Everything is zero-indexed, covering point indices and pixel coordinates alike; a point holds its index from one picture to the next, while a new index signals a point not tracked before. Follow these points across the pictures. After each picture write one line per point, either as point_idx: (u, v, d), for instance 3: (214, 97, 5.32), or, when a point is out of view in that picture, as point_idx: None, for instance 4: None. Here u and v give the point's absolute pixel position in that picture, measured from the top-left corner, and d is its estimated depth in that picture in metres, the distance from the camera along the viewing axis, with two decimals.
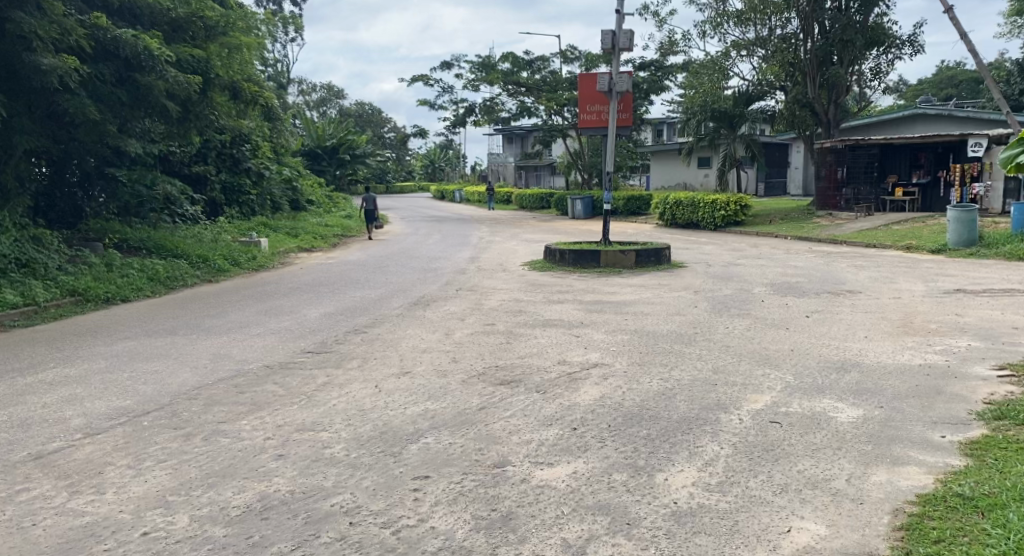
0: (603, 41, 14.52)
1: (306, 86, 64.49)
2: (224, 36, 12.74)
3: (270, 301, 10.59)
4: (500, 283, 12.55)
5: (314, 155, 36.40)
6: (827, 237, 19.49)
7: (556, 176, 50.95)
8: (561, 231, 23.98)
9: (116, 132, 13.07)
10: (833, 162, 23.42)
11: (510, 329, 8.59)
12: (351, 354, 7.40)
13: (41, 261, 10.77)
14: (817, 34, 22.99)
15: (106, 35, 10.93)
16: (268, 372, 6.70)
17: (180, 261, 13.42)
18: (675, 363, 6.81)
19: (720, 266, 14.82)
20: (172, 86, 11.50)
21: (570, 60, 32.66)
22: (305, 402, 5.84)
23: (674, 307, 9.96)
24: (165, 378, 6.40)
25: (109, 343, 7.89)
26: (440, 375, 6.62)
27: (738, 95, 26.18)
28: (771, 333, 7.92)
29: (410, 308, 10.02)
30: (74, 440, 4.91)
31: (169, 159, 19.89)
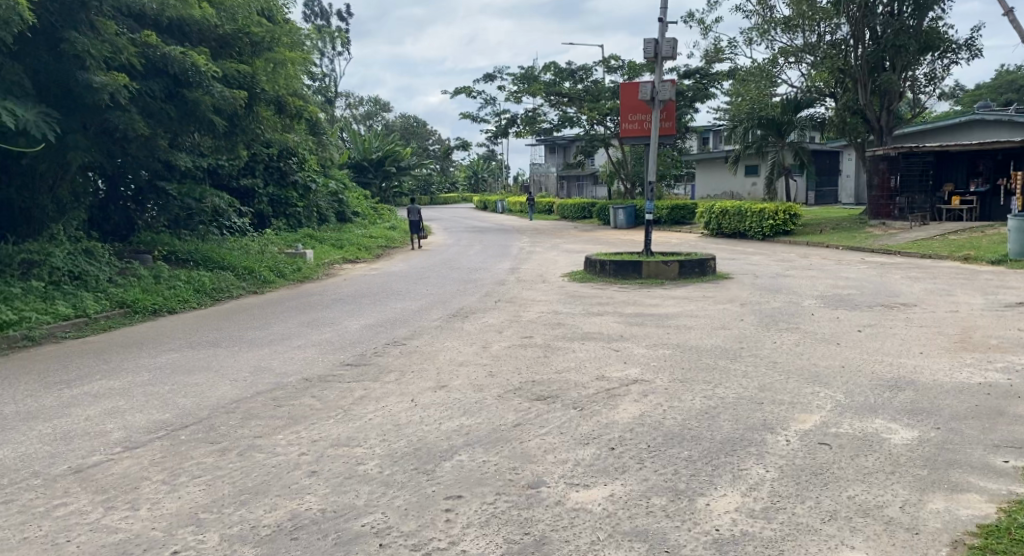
0: (646, 50, 14.35)
1: (352, 100, 65.44)
2: (269, 52, 12.94)
3: (312, 313, 10.65)
4: (541, 294, 12.44)
5: (360, 168, 36.81)
6: (880, 248, 18.92)
7: (599, 186, 50.69)
8: (604, 241, 23.76)
9: (166, 147, 13.35)
10: (885, 170, 22.59)
11: (549, 342, 8.47)
12: (389, 367, 7.37)
13: (92, 273, 11.01)
14: (869, 39, 22.47)
15: (156, 53, 11.10)
16: (306, 385, 6.70)
17: (226, 272, 13.61)
18: (719, 380, 6.60)
19: (767, 277, 14.47)
20: (219, 101, 11.70)
21: (614, 69, 32.49)
22: (341, 416, 5.80)
23: (719, 321, 9.71)
24: (206, 391, 6.43)
25: (154, 355, 8.00)
26: (477, 389, 6.53)
27: (786, 103, 25.73)
28: (821, 348, 7.65)
29: (449, 320, 9.97)
30: (113, 454, 4.94)
31: (218, 173, 20.30)
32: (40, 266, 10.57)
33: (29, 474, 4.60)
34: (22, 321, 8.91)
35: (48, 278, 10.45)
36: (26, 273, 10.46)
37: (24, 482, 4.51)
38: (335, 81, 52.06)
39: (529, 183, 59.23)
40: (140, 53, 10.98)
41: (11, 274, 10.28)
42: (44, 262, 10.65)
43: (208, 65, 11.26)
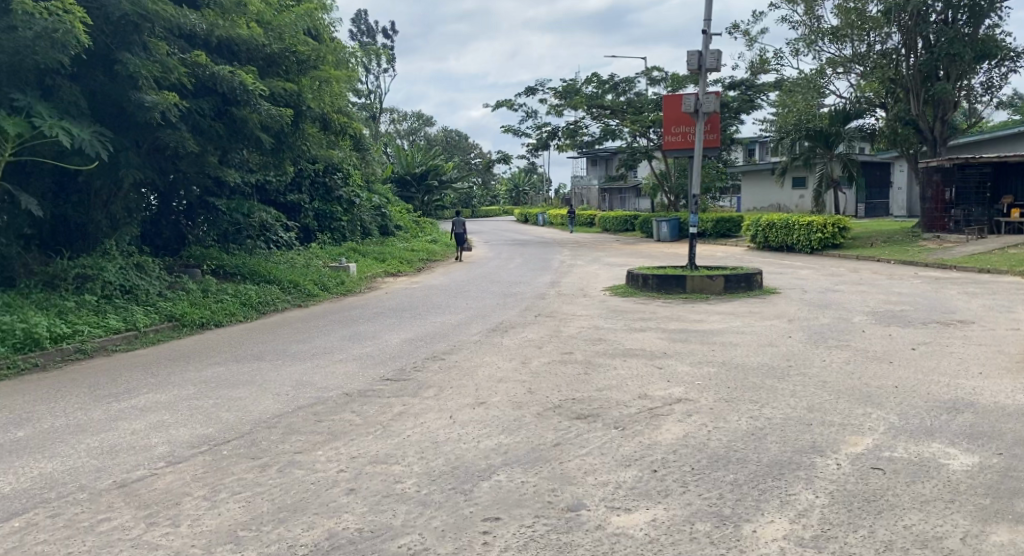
0: (690, 62, 14.21)
1: (396, 115, 66.30)
2: (315, 70, 13.11)
3: (353, 327, 10.72)
4: (582, 309, 12.33)
5: (403, 182, 37.16)
6: (934, 262, 18.37)
7: (642, 198, 50.34)
8: (647, 255, 23.54)
9: (215, 164, 13.62)
10: (940, 182, 21.89)
11: (589, 358, 8.37)
12: (429, 383, 7.34)
13: (143, 287, 11.24)
14: (921, 48, 21.96)
15: (205, 72, 11.29)
16: (346, 400, 6.71)
17: (271, 286, 13.80)
18: (765, 400, 6.42)
19: (815, 292, 14.13)
20: (266, 119, 11.90)
21: (656, 81, 32.30)
22: (380, 432, 5.78)
23: (766, 337, 9.49)
24: (248, 405, 6.48)
25: (199, 368, 8.12)
26: (516, 406, 6.45)
27: (834, 114, 25.27)
28: (873, 367, 7.41)
29: (489, 335, 9.92)
30: (157, 469, 4.99)
31: (265, 189, 20.68)
32: (94, 280, 10.85)
33: (76, 487, 4.66)
34: (75, 334, 9.13)
35: (101, 292, 10.71)
36: (80, 287, 10.74)
37: (71, 495, 4.56)
38: (379, 96, 52.76)
39: (572, 196, 59.13)
40: (190, 72, 11.21)
41: (66, 287, 10.56)
42: (97, 276, 10.91)
43: (255, 84, 11.43)
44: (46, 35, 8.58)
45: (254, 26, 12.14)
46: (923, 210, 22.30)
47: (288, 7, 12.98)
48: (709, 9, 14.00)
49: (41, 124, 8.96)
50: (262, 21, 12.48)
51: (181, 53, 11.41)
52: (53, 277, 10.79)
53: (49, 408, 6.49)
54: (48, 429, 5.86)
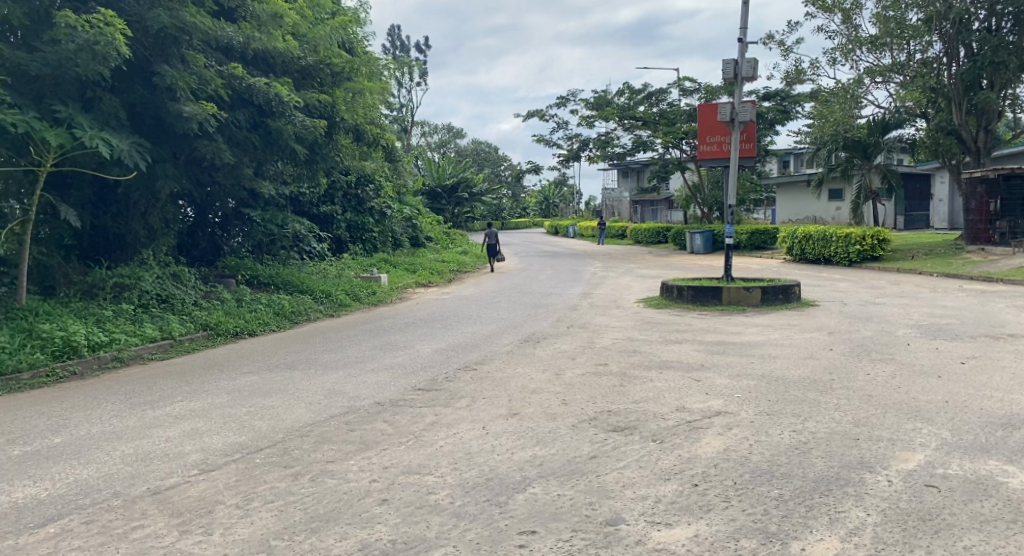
0: (725, 71, 14.04)
1: (427, 128, 66.76)
2: (349, 81, 13.18)
3: (385, 337, 10.69)
4: (616, 320, 12.17)
5: (434, 194, 37.29)
6: (980, 275, 17.89)
7: (673, 211, 49.96)
8: (680, 266, 23.28)
9: (251, 176, 13.75)
10: (984, 192, 21.64)
11: (624, 370, 8.22)
12: (461, 393, 7.25)
13: (179, 296, 11.34)
14: (963, 57, 21.53)
15: (241, 84, 11.37)
16: (378, 409, 6.65)
17: (304, 296, 13.87)
18: (809, 413, 6.24)
19: (856, 305, 13.81)
20: (300, 130, 11.99)
21: (689, 92, 32.07)
22: (413, 442, 5.70)
23: (806, 350, 9.26)
24: (280, 414, 6.44)
25: (232, 377, 8.12)
26: (550, 418, 6.34)
27: (872, 124, 24.86)
28: (921, 382, 7.17)
29: (521, 346, 9.82)
30: (190, 476, 4.95)
31: (299, 200, 20.88)
32: (131, 289, 10.96)
33: (110, 494, 4.63)
34: (112, 342, 9.20)
35: (138, 301, 10.81)
36: (117, 296, 10.84)
37: (105, 502, 4.53)
38: (411, 109, 53.12)
39: (602, 209, 58.90)
40: (227, 84, 11.32)
41: (104, 297, 10.68)
42: (134, 285, 11.02)
43: (290, 95, 11.52)
44: (87, 47, 8.70)
45: (290, 38, 12.23)
46: (967, 222, 22.04)
47: (323, 19, 13.08)
48: (745, 17, 13.84)
49: (82, 134, 9.07)
50: (297, 33, 12.58)
51: (218, 65, 11.51)
52: (91, 286, 10.92)
53: (84, 415, 6.51)
54: (83, 436, 5.86)
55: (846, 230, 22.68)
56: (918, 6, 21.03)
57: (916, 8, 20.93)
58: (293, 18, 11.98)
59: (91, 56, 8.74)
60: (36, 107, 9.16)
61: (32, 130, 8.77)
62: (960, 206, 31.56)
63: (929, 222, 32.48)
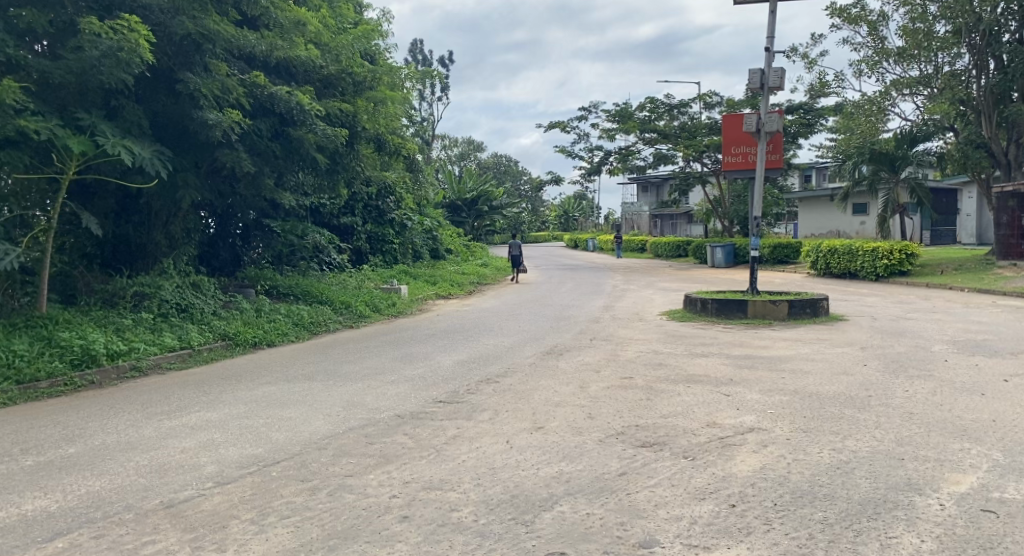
0: (751, 81, 13.82)
1: (447, 140, 66.88)
2: (371, 91, 13.10)
3: (405, 348, 10.50)
4: (640, 333, 11.92)
5: (454, 207, 37.21)
6: (1014, 291, 17.48)
7: (694, 225, 49.58)
8: (702, 280, 22.96)
9: (271, 186, 13.66)
10: (1015, 207, 21.20)
11: (651, 384, 7.98)
12: (483, 405, 7.05)
13: (198, 306, 11.22)
14: (993, 69, 21.25)
15: (263, 93, 11.28)
16: (398, 422, 6.45)
17: (324, 306, 13.76)
18: (848, 432, 6.02)
19: (886, 320, 13.49)
20: (321, 139, 11.90)
21: (712, 106, 31.81)
22: (434, 456, 5.50)
23: (839, 365, 8.99)
24: (298, 426, 6.25)
25: (250, 388, 7.94)
26: (576, 432, 6.11)
27: (900, 137, 24.43)
28: (964, 402, 6.92)
29: (543, 358, 9.61)
30: (205, 489, 4.77)
31: (319, 211, 20.83)
32: (151, 298, 10.87)
33: (122, 507, 4.45)
34: (132, 351, 9.08)
35: (157, 310, 10.70)
36: (137, 305, 10.75)
37: (117, 516, 4.35)
38: (432, 122, 53.18)
39: (622, 223, 58.61)
40: (249, 93, 11.24)
41: (124, 306, 10.58)
42: (154, 294, 10.92)
43: (312, 104, 11.42)
44: (111, 54, 8.62)
45: (312, 47, 12.17)
46: (998, 236, 21.58)
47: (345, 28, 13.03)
48: (772, 27, 13.63)
49: (104, 141, 8.97)
50: (319, 42, 12.51)
51: (240, 73, 11.43)
52: (111, 295, 10.83)
53: (99, 425, 6.35)
54: (97, 446, 5.68)
55: (872, 245, 22.28)
56: (946, 18, 20.71)
57: (944, 19, 20.63)
58: (315, 27, 11.91)
59: (115, 63, 8.65)
60: (59, 114, 9.09)
61: (55, 137, 8.69)
62: (989, 220, 30.73)
63: (956, 237, 31.92)
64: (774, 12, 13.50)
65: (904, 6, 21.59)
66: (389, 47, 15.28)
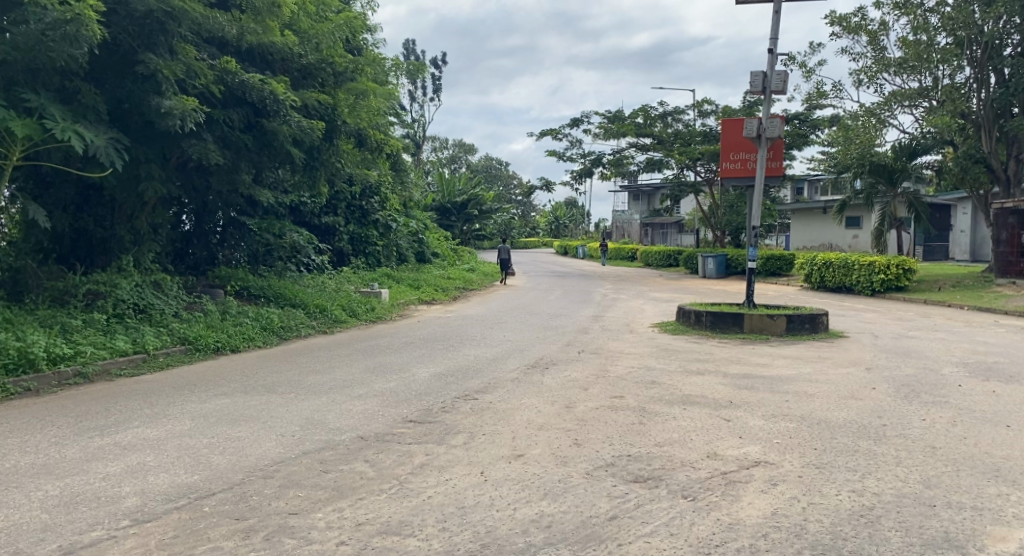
0: (753, 84, 13.18)
1: (437, 143, 66.19)
2: (352, 82, 12.34)
3: (379, 358, 9.76)
4: (630, 346, 11.21)
5: (443, 210, 36.44)
6: (1015, 310, 16.98)
7: (685, 234, 49.00)
8: (694, 291, 22.29)
9: (247, 182, 12.92)
10: (1014, 224, 20.63)
11: (643, 405, 7.27)
12: (457, 427, 6.31)
13: (158, 306, 10.43)
14: (994, 83, 20.87)
15: (233, 80, 10.50)
16: (361, 446, 5.70)
17: (296, 310, 12.98)
18: (867, 469, 5.35)
19: (888, 338, 12.85)
20: (296, 131, 11.11)
21: (706, 114, 31.27)
22: (396, 490, 4.77)
23: (846, 389, 8.31)
24: (245, 449, 5.48)
25: (202, 400, 7.17)
26: (560, 463, 5.39)
27: (898, 149, 23.81)
28: (988, 435, 6.33)
29: (527, 372, 8.89)
30: (117, 530, 4.04)
31: (300, 211, 20.20)
32: (106, 298, 10.08)
33: None
34: (77, 355, 8.30)
35: (112, 311, 9.90)
36: (90, 306, 9.95)
37: None
38: (423, 124, 52.31)
39: (612, 230, 58.06)
40: (218, 79, 10.48)
41: (75, 305, 9.77)
42: (109, 293, 10.14)
43: (287, 93, 10.73)
44: (58, 27, 7.87)
45: (289, 33, 11.42)
46: (997, 253, 21.01)
47: (327, 16, 12.32)
48: (776, 28, 12.99)
49: (52, 125, 8.17)
50: (298, 29, 11.79)
51: (210, 59, 10.66)
52: (62, 293, 10.04)
53: (18, 442, 5.56)
54: (5, 470, 4.88)
55: (869, 258, 21.69)
56: (948, 29, 20.26)
57: (945, 30, 20.18)
58: (290, 11, 11.19)
59: (62, 38, 7.91)
60: (4, 95, 8.27)
61: None
62: (984, 235, 30.23)
63: (950, 253, 31.47)
64: (779, 11, 12.85)
65: (906, 16, 21.10)
66: (376, 40, 14.58)
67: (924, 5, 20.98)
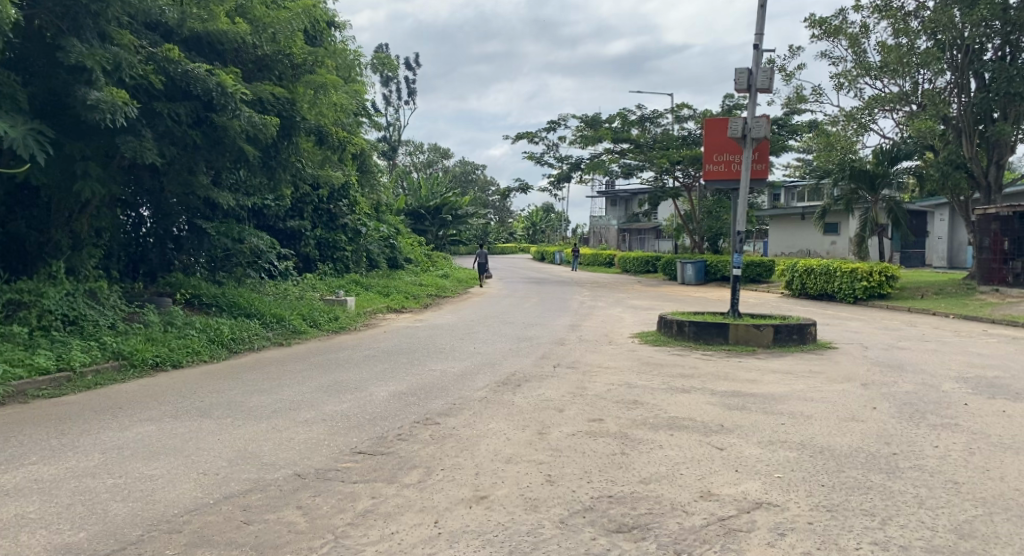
0: (738, 82, 12.49)
1: (411, 149, 65.35)
2: (310, 75, 11.34)
3: (336, 374, 8.87)
4: (610, 359, 10.42)
5: (416, 215, 35.50)
6: (1002, 318, 16.48)
7: (664, 240, 48.53)
8: (674, 298, 21.57)
9: (200, 184, 11.94)
10: (998, 230, 19.86)
11: (624, 430, 6.48)
12: (414, 460, 5.46)
13: (91, 317, 9.46)
14: (975, 88, 20.36)
15: (177, 71, 9.59)
16: (296, 487, 4.85)
17: (250, 321, 12.03)
18: (888, 512, 4.60)
19: (879, 349, 12.18)
20: (248, 127, 10.11)
21: (684, 119, 30.70)
22: (329, 548, 3.94)
23: (844, 409, 7.58)
24: (153, 493, 4.59)
25: (123, 428, 6.23)
26: (531, 507, 4.58)
27: (878, 153, 23.26)
28: (1012, 465, 5.65)
29: (497, 391, 8.05)
30: None
31: (263, 214, 19.28)
32: (29, 308, 9.11)
33: None
34: None
35: (36, 323, 8.94)
36: (11, 317, 8.98)
37: None
38: (398, 128, 51.37)
39: (590, 236, 57.62)
40: (160, 70, 9.56)
41: None
42: (34, 303, 9.16)
43: (237, 85, 9.79)
44: None
45: (240, 22, 10.53)
46: (981, 260, 20.38)
47: (284, 6, 11.44)
48: (762, 23, 12.32)
49: None
50: (250, 17, 10.89)
51: (150, 47, 9.73)
52: None
53: None
54: None
55: (851, 265, 21.15)
56: (929, 31, 19.81)
57: (926, 33, 19.72)
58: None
59: None
60: None
61: None
62: (962, 242, 29.68)
63: (927, 260, 31.20)
64: (764, 5, 12.16)
65: (887, 19, 20.63)
66: (345, 37, 13.92)
67: (905, 9, 20.56)
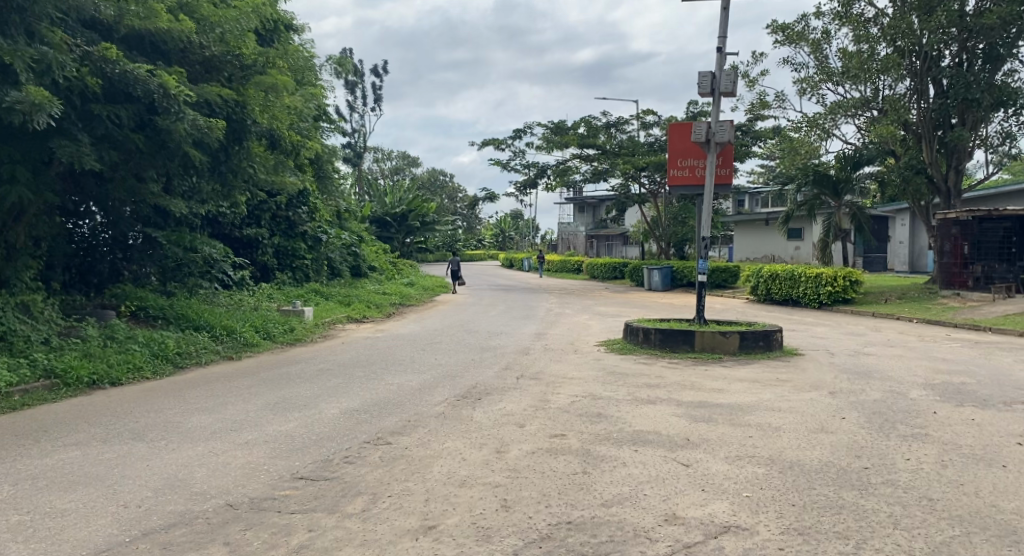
0: (701, 85, 12.28)
1: (377, 156, 64.62)
2: (261, 76, 10.86)
3: (286, 391, 8.43)
4: (574, 369, 10.11)
5: (382, 223, 34.98)
6: (965, 322, 16.50)
7: (631, 246, 48.45)
8: (641, 305, 21.37)
9: (146, 190, 11.40)
10: (958, 234, 20.06)
11: (586, 446, 6.15)
12: (359, 486, 5.08)
13: (22, 333, 8.92)
14: (933, 95, 20.54)
15: (114, 70, 9.06)
16: (227, 518, 4.44)
17: (199, 333, 11.50)
18: (861, 535, 4.33)
19: (846, 355, 12.03)
20: (192, 131, 9.55)
21: (650, 125, 30.64)
22: None
23: (813, 419, 7.34)
24: (61, 532, 4.15)
25: (44, 454, 5.76)
26: (483, 537, 4.23)
27: (842, 158, 23.06)
28: (986, 479, 5.43)
29: (455, 405, 7.68)
30: None
31: (219, 222, 18.72)
32: None
33: None
34: None
35: None
36: None
37: None
38: (364, 135, 50.73)
39: (559, 243, 57.47)
40: (96, 70, 9.05)
41: None
42: None
43: (179, 86, 9.25)
44: None
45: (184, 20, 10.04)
46: (942, 265, 20.46)
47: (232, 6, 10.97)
48: (725, 25, 12.14)
49: None
50: (196, 16, 10.40)
51: (87, 46, 9.23)
52: None
53: None
54: None
55: (815, 270, 21.14)
56: (889, 38, 19.91)
57: (885, 40, 19.82)
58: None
59: None
60: None
61: None
62: (922, 247, 29.98)
63: (888, 265, 31.54)
64: (727, 8, 11.97)
65: (847, 26, 20.70)
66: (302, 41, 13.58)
67: (865, 16, 20.64)
